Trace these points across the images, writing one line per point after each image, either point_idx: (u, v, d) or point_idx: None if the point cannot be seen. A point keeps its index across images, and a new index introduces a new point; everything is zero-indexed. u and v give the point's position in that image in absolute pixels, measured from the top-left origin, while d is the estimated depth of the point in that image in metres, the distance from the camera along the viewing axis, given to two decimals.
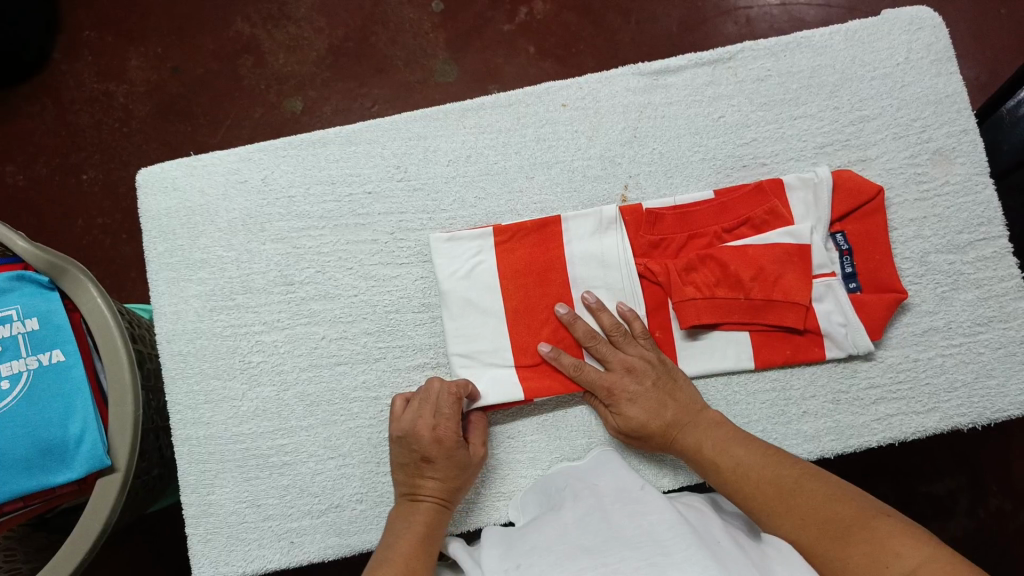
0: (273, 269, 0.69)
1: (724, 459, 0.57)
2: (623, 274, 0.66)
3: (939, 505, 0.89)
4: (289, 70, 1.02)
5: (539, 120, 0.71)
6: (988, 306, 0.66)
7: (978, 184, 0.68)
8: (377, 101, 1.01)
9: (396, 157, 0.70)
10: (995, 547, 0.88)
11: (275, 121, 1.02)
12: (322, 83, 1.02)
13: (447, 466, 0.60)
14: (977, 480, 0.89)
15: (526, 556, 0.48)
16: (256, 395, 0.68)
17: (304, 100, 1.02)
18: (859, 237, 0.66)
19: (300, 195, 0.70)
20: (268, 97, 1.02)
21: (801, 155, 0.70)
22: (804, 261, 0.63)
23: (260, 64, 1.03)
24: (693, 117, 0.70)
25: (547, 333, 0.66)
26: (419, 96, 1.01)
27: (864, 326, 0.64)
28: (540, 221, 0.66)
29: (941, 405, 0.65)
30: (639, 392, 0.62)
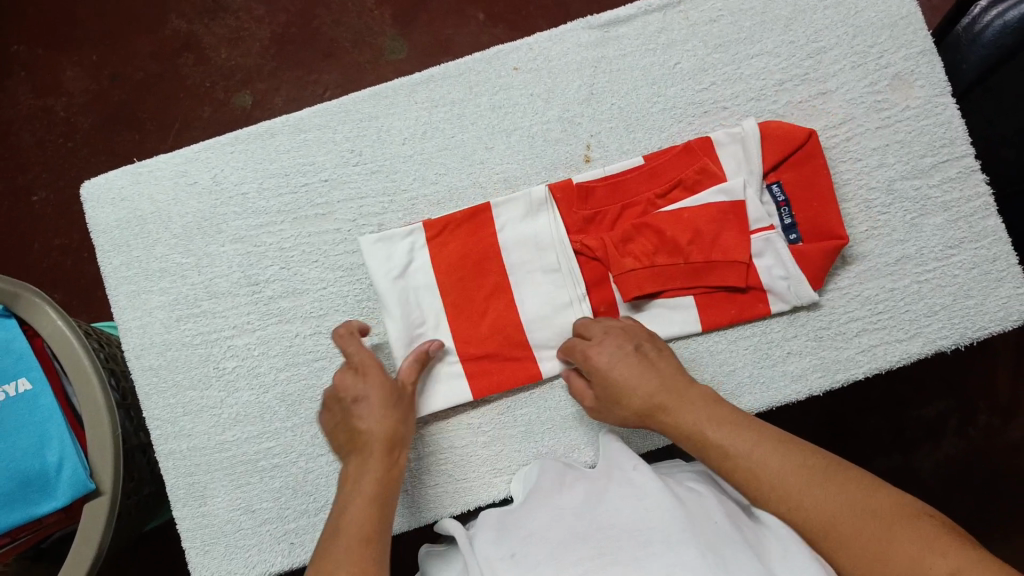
0: (236, 271, 0.67)
1: (726, 437, 0.52)
2: (558, 255, 0.65)
3: (928, 429, 0.91)
4: (234, 64, 0.98)
5: (492, 88, 0.68)
6: (957, 228, 0.66)
7: (938, 105, 0.67)
8: (329, 86, 0.98)
9: (349, 141, 0.68)
10: (988, 463, 0.90)
11: (226, 119, 0.98)
12: (269, 73, 0.98)
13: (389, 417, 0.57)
14: (962, 400, 0.91)
15: (523, 544, 0.47)
16: (236, 401, 0.66)
17: (253, 94, 0.98)
18: (793, 185, 0.65)
19: (253, 191, 0.68)
20: (215, 94, 0.98)
21: (761, 95, 0.68)
22: (738, 217, 0.64)
23: (203, 61, 0.99)
24: (649, 67, 0.68)
25: (489, 324, 0.65)
26: (372, 76, 0.98)
27: (806, 276, 0.64)
28: (469, 211, 0.66)
29: (923, 330, 0.65)
30: (629, 373, 0.57)
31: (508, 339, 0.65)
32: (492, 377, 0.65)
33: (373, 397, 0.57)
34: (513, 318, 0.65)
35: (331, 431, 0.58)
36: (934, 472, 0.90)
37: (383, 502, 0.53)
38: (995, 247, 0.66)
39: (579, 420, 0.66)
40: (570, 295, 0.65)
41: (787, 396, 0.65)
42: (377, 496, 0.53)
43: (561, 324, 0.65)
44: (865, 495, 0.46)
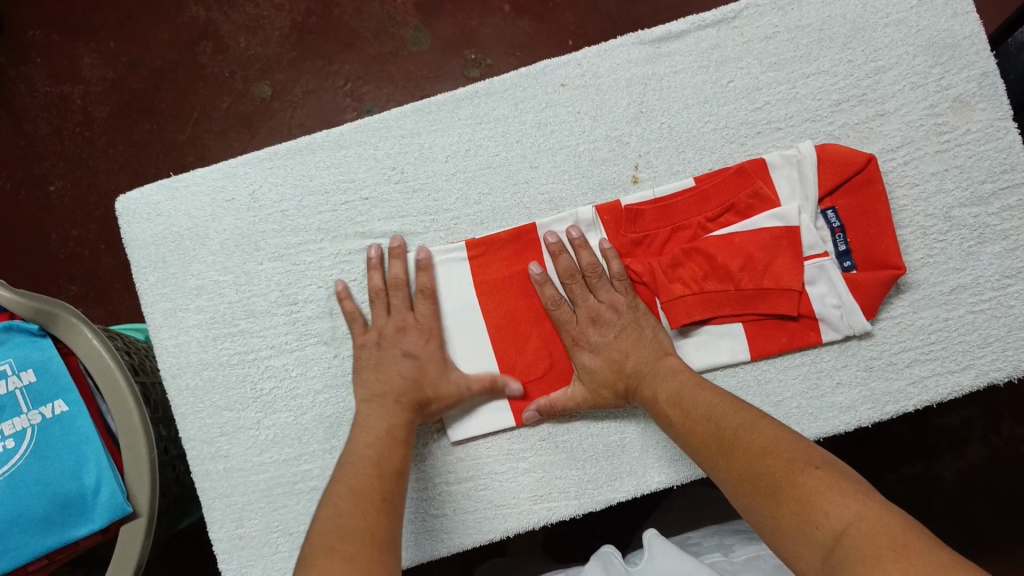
0: (274, 289, 0.66)
1: (694, 415, 0.53)
2: None
3: (952, 436, 0.90)
4: (253, 53, 0.96)
5: (538, 104, 0.66)
6: (1016, 258, 0.65)
7: (999, 129, 0.65)
8: (349, 77, 0.95)
9: (391, 158, 0.66)
10: (1011, 471, 0.88)
11: (245, 110, 0.96)
12: (289, 63, 0.96)
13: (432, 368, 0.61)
14: (988, 409, 0.90)
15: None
16: (273, 423, 0.65)
17: (272, 84, 0.96)
18: (849, 211, 0.63)
19: (292, 208, 0.66)
20: (233, 85, 0.96)
21: (817, 115, 0.66)
22: (793, 243, 0.61)
23: (221, 49, 0.96)
24: (700, 85, 0.66)
25: (533, 347, 0.64)
26: (394, 68, 0.95)
27: (859, 306, 0.62)
28: (514, 231, 0.64)
29: (977, 362, 0.64)
30: (603, 342, 0.61)
31: (554, 363, 0.64)
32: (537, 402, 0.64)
33: (422, 350, 0.62)
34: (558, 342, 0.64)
35: (362, 367, 0.61)
36: (962, 486, 0.88)
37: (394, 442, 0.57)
38: None
39: (622, 450, 0.65)
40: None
41: (835, 427, 0.64)
42: (395, 439, 0.57)
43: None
44: (797, 465, 0.45)
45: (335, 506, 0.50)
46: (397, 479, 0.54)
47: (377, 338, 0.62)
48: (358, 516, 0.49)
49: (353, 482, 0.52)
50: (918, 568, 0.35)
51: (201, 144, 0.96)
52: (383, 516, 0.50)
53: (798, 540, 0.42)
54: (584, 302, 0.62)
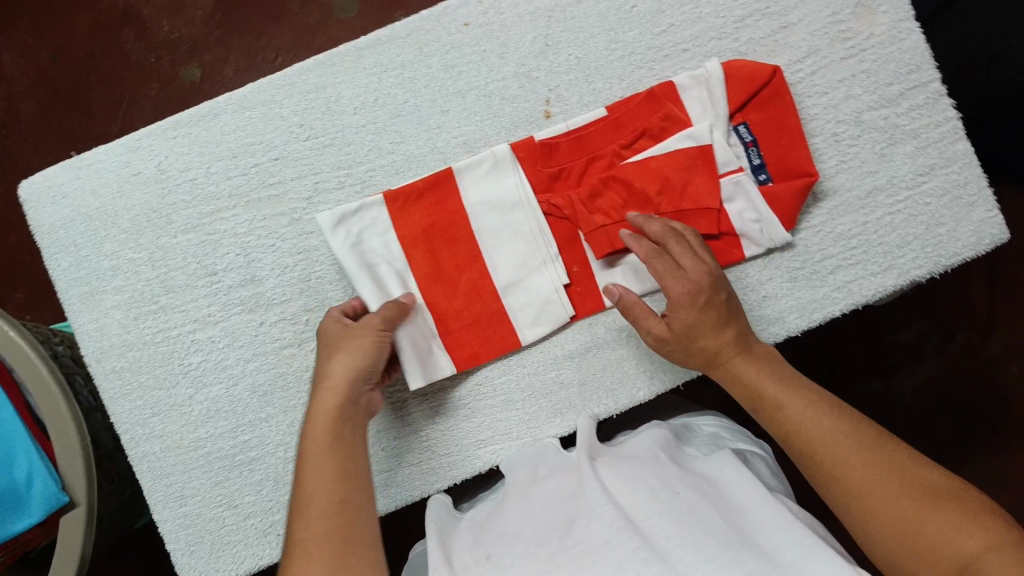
0: (192, 261, 0.64)
1: (796, 413, 0.51)
2: (528, 215, 0.63)
3: (910, 351, 0.91)
4: (178, 36, 0.94)
5: (442, 47, 0.65)
6: (927, 156, 0.66)
7: (903, 30, 0.65)
8: (279, 51, 0.94)
9: (297, 115, 0.65)
10: (967, 380, 0.91)
11: (176, 95, 0.94)
12: (216, 43, 0.94)
13: (348, 368, 0.54)
14: (941, 320, 0.92)
15: (497, 544, 0.51)
16: (206, 397, 0.64)
17: (200, 66, 0.94)
18: (761, 125, 0.63)
19: (201, 176, 0.64)
20: (160, 71, 0.94)
21: (722, 33, 0.66)
22: (708, 162, 0.61)
23: (144, 35, 0.94)
24: (605, 13, 0.65)
25: (462, 294, 0.63)
26: (323, 38, 0.94)
27: (778, 218, 0.62)
28: (433, 177, 0.62)
29: (898, 262, 0.65)
30: (701, 314, 0.54)
31: (484, 306, 0.63)
32: (468, 346, 0.63)
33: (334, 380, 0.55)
34: (487, 287, 0.63)
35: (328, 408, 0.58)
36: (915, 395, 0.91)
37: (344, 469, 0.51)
38: (965, 172, 0.65)
39: (559, 385, 0.65)
40: (543, 257, 0.63)
41: (766, 340, 0.65)
42: (339, 418, 0.53)
43: (532, 288, 0.63)
44: (914, 473, 0.46)
45: (302, 493, 0.49)
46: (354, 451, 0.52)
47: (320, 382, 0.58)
48: (329, 499, 0.49)
49: (310, 462, 0.50)
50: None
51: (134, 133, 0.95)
52: (347, 493, 0.49)
53: (875, 537, 0.45)
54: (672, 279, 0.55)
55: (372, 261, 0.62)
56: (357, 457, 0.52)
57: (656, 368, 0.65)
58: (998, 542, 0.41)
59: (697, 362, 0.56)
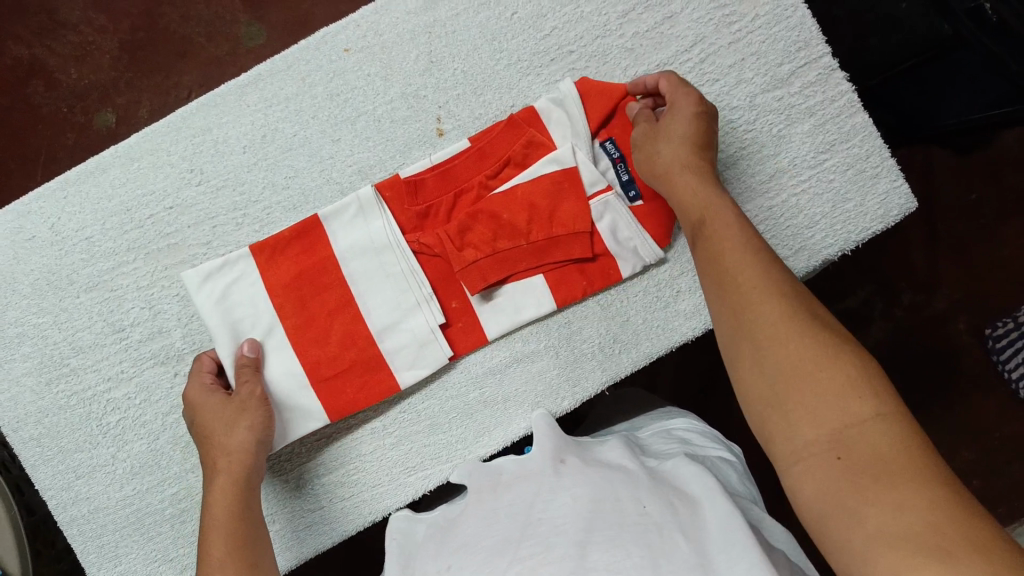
0: (97, 320, 0.63)
1: (727, 235, 0.48)
2: (399, 255, 0.61)
3: (857, 317, 0.91)
4: (87, 82, 0.93)
5: (325, 75, 0.64)
6: (826, 132, 0.65)
7: (786, 8, 0.65)
8: (192, 87, 0.92)
9: (186, 160, 0.64)
10: (916, 340, 0.91)
11: (94, 142, 0.93)
12: (127, 85, 0.92)
13: (248, 439, 0.57)
14: (885, 281, 0.91)
15: (458, 555, 0.45)
16: (128, 454, 0.63)
17: (115, 111, 0.93)
18: (623, 141, 0.62)
19: (96, 233, 0.63)
20: (74, 120, 0.93)
21: (606, 31, 0.65)
22: (574, 185, 0.61)
23: (53, 85, 0.93)
24: (485, 23, 0.64)
25: (337, 341, 0.61)
26: (233, 68, 0.92)
27: (649, 233, 0.62)
28: (300, 226, 0.61)
29: (808, 243, 0.65)
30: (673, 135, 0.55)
31: (361, 353, 0.61)
32: (346, 393, 0.61)
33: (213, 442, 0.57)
34: (363, 331, 0.62)
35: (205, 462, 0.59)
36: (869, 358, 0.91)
37: (241, 532, 0.53)
38: (866, 144, 0.65)
39: (484, 404, 0.64)
40: (417, 296, 0.62)
41: (683, 335, 0.64)
42: (243, 489, 0.55)
43: (408, 329, 0.62)
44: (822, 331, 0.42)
45: (208, 559, 0.51)
46: (255, 520, 0.55)
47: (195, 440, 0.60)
48: (237, 563, 0.51)
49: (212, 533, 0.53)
50: (881, 452, 0.36)
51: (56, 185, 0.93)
52: (255, 558, 0.52)
53: (762, 382, 0.42)
54: (675, 88, 0.57)
55: (241, 317, 0.61)
56: (257, 524, 0.55)
57: (579, 375, 0.64)
58: (884, 418, 0.38)
59: (652, 164, 0.56)
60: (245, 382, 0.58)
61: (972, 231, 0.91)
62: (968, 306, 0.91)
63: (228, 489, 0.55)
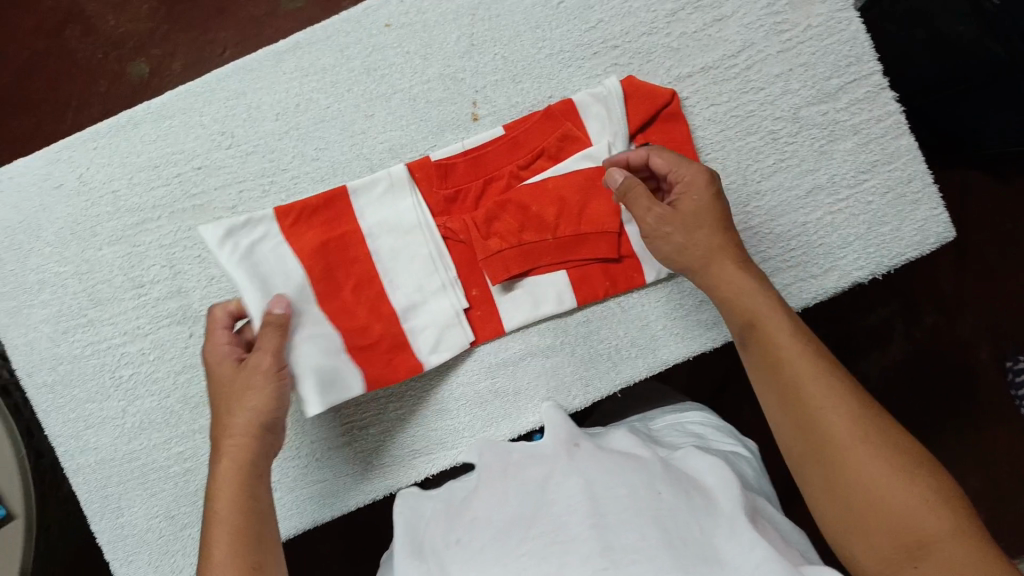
0: (118, 274, 0.64)
1: (777, 335, 0.50)
2: (424, 237, 0.61)
3: (876, 335, 0.90)
4: (123, 31, 0.92)
5: (364, 49, 0.63)
6: (868, 152, 0.64)
7: (841, 21, 0.63)
8: (227, 45, 0.92)
9: (218, 123, 0.63)
10: (936, 364, 0.90)
11: (124, 92, 0.93)
12: (163, 37, 0.92)
13: (252, 420, 0.53)
14: (909, 302, 0.90)
15: (468, 530, 0.46)
16: (138, 409, 0.64)
17: (148, 62, 0.92)
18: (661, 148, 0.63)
19: (124, 188, 0.63)
20: (107, 67, 0.93)
21: (654, 28, 0.63)
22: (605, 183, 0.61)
23: (90, 31, 0.93)
24: (530, 9, 0.63)
25: (364, 316, 0.60)
26: (269, 30, 0.91)
27: None
28: (327, 195, 0.61)
29: (838, 263, 0.64)
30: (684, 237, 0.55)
31: (386, 329, 0.61)
32: (374, 369, 0.61)
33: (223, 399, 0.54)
34: (387, 308, 0.61)
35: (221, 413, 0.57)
36: (882, 374, 0.90)
37: (247, 524, 0.49)
38: (908, 168, 0.63)
39: (495, 394, 0.64)
40: (442, 280, 0.62)
41: (701, 344, 0.64)
42: (248, 479, 0.52)
43: (429, 312, 0.62)
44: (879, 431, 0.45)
45: (208, 560, 0.48)
46: (264, 515, 0.51)
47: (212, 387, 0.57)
48: (240, 561, 0.48)
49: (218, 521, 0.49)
50: (953, 563, 0.40)
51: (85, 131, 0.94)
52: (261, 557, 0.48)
53: (841, 519, 0.45)
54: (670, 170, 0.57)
55: (269, 272, 0.58)
56: (267, 519, 0.51)
57: (593, 375, 0.64)
58: (955, 523, 0.41)
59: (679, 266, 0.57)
60: (260, 349, 0.54)
61: (1003, 262, 0.89)
62: (991, 339, 0.89)
63: (237, 481, 0.51)
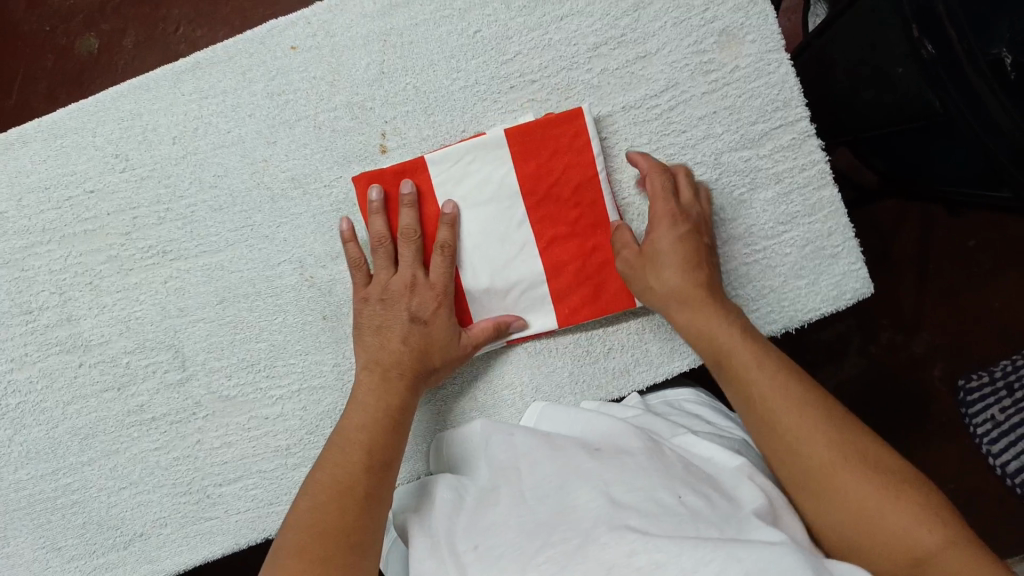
0: (6, 299, 0.61)
1: (752, 373, 0.49)
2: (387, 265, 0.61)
3: (830, 349, 0.87)
4: (74, 4, 0.88)
5: (267, 72, 0.60)
6: (790, 202, 0.61)
7: (771, 63, 0.60)
8: (180, 22, 0.87)
9: (112, 144, 0.60)
10: (880, 392, 0.87)
11: (72, 68, 0.88)
12: (114, 12, 0.88)
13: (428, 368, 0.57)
14: (865, 316, 0.87)
15: (486, 534, 0.43)
16: (25, 438, 0.62)
17: (98, 37, 0.88)
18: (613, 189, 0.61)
19: (11, 210, 0.61)
20: (56, 41, 0.89)
21: (573, 63, 0.61)
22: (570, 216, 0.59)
23: (37, 4, 0.88)
24: (446, 38, 0.60)
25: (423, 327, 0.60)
26: (227, 9, 0.87)
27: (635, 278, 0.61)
28: (403, 166, 0.58)
29: (751, 315, 0.62)
30: (663, 274, 0.55)
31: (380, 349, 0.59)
32: None
33: (433, 318, 0.57)
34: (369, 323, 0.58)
35: (364, 328, 0.58)
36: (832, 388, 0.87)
37: (357, 505, 0.48)
38: (829, 221, 0.61)
39: None
40: None
41: (609, 393, 0.62)
42: (391, 434, 0.54)
43: None
44: (862, 452, 0.43)
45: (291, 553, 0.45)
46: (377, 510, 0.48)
47: (379, 295, 0.58)
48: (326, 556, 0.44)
49: (376, 504, 0.49)
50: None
51: (30, 109, 0.89)
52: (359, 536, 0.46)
53: (847, 542, 0.42)
54: (662, 210, 0.57)
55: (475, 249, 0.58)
56: (378, 512, 0.48)
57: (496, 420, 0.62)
58: (951, 535, 0.39)
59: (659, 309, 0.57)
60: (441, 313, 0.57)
61: (965, 282, 0.86)
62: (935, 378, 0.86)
63: (371, 449, 0.52)
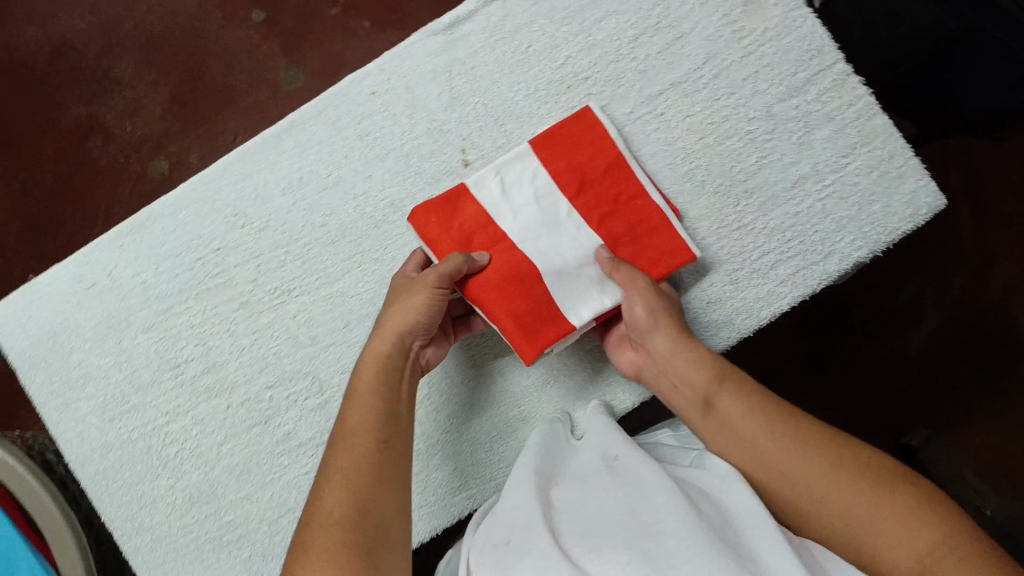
0: (155, 358, 0.68)
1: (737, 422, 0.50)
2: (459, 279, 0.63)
3: (909, 310, 0.87)
4: (139, 135, 0.98)
5: (354, 118, 0.68)
6: (848, 135, 0.65)
7: (796, 19, 0.66)
8: (238, 131, 0.98)
9: (230, 205, 0.68)
10: (978, 332, 0.86)
11: (147, 189, 0.98)
12: (178, 133, 0.98)
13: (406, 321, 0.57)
14: (932, 269, 0.87)
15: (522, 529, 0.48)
16: (186, 484, 0.67)
17: (167, 158, 0.98)
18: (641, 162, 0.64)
19: (151, 277, 0.68)
20: (126, 166, 0.98)
21: (619, 55, 0.67)
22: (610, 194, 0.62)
23: (109, 139, 0.99)
24: (502, 57, 0.68)
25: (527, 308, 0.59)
26: (272, 112, 0.97)
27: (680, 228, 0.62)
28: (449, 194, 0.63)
29: (837, 247, 0.65)
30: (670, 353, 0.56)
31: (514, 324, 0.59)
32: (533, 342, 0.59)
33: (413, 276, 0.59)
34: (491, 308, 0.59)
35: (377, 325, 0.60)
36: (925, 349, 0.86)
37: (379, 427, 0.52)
38: (888, 146, 0.65)
39: (524, 421, 0.66)
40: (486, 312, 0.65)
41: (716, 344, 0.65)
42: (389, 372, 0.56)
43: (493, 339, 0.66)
44: (836, 456, 0.46)
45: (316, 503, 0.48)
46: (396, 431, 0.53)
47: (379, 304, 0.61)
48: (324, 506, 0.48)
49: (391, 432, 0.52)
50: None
51: None
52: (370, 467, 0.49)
53: (844, 539, 0.44)
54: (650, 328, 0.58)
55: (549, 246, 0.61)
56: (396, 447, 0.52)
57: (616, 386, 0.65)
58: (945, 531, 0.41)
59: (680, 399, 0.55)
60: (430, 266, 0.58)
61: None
62: None
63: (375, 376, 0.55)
